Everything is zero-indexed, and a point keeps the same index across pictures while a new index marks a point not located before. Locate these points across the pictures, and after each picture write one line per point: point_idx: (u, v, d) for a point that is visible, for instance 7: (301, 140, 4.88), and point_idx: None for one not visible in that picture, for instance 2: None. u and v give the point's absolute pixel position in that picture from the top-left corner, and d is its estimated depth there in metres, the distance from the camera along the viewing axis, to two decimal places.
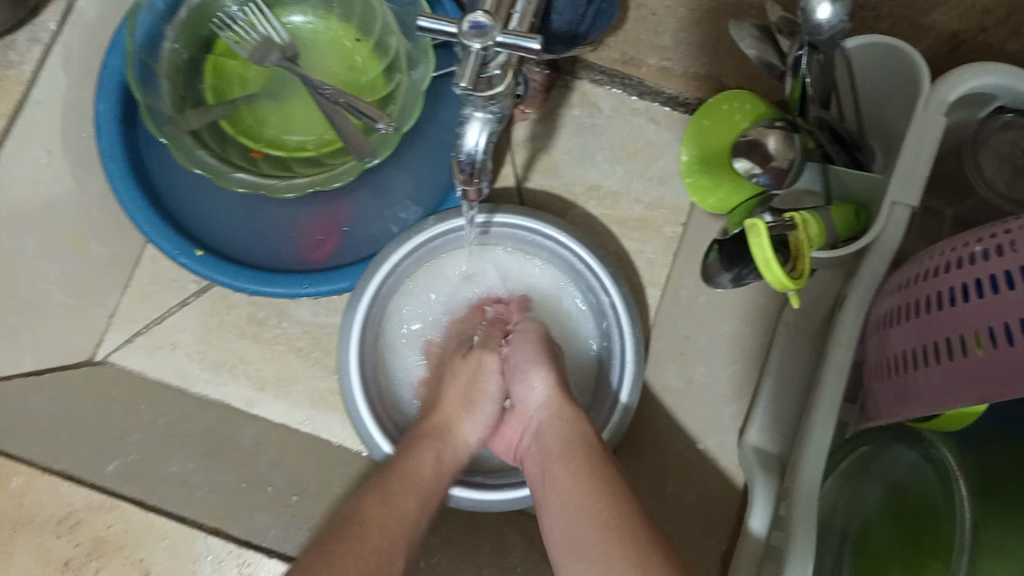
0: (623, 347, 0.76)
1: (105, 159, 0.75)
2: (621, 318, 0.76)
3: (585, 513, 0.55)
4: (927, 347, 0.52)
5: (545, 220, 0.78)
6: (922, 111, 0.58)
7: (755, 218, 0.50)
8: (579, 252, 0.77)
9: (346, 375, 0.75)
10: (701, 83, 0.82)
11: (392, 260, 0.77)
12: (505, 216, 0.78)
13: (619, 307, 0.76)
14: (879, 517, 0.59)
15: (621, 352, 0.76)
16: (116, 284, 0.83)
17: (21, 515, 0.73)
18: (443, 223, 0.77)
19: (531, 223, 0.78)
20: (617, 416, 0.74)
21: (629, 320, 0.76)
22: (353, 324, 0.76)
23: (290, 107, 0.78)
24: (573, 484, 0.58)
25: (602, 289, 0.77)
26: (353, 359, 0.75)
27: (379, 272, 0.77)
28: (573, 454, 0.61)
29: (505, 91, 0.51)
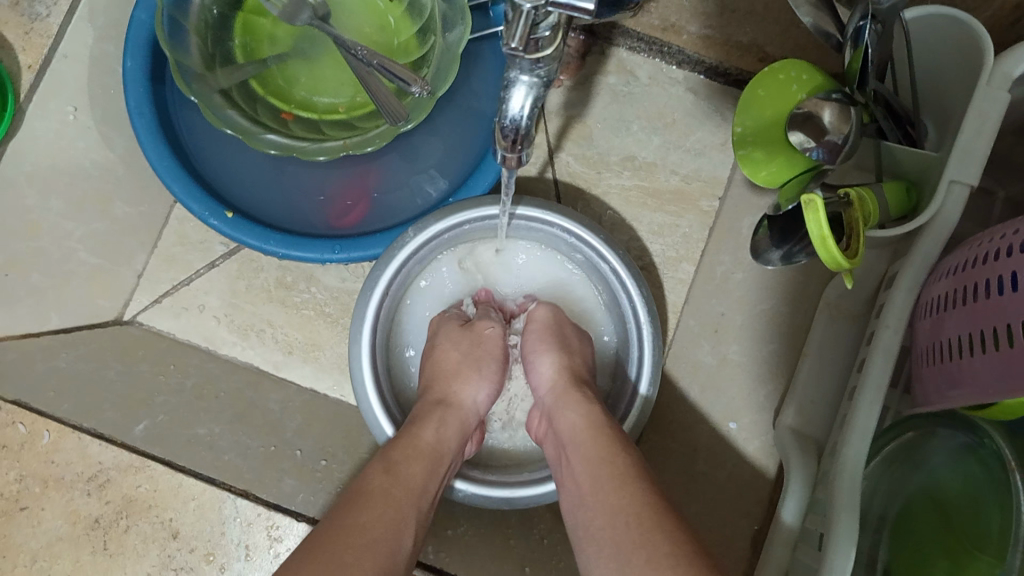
0: (633, 310, 0.74)
1: (133, 115, 0.73)
2: (623, 280, 0.74)
3: (609, 507, 0.53)
4: (984, 333, 0.50)
5: (564, 215, 0.74)
6: (984, 85, 0.55)
7: (811, 194, 0.49)
8: (601, 248, 0.74)
9: (357, 375, 0.72)
10: (743, 52, 0.79)
11: (408, 251, 0.74)
12: (527, 211, 0.75)
13: (636, 298, 0.73)
14: (920, 504, 0.58)
15: (636, 314, 0.73)
16: (143, 245, 0.82)
17: (50, 473, 0.74)
18: (456, 215, 0.74)
19: (549, 218, 0.75)
20: (636, 409, 0.72)
21: (633, 281, 0.73)
22: (364, 321, 0.73)
23: (321, 68, 0.77)
24: (594, 474, 0.56)
25: (601, 257, 0.74)
26: (364, 361, 0.72)
27: (395, 260, 0.73)
28: (588, 439, 0.60)
29: (554, 54, 0.48)
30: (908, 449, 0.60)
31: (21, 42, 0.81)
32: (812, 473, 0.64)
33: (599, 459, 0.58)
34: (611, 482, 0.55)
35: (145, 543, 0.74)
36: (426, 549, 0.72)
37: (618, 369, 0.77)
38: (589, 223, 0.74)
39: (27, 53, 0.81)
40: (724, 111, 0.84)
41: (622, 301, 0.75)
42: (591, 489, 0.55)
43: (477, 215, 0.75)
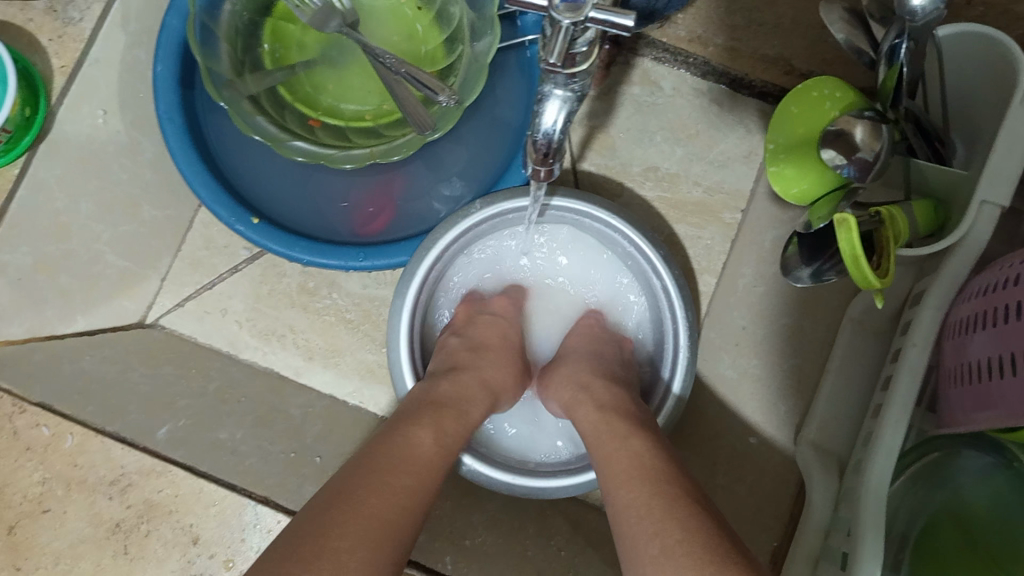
0: (675, 330, 0.74)
1: (163, 121, 0.73)
2: (673, 300, 0.74)
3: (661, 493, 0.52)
4: (1011, 356, 0.50)
5: (621, 218, 0.75)
6: (1016, 105, 0.55)
7: (844, 213, 0.49)
8: (657, 264, 0.74)
9: (393, 341, 0.74)
10: (771, 65, 0.79)
11: (457, 230, 0.75)
12: (590, 208, 0.75)
13: (681, 320, 0.74)
14: (945, 522, 0.58)
15: (676, 337, 0.74)
16: (168, 248, 0.82)
17: (75, 475, 0.74)
18: (510, 201, 0.75)
19: (590, 209, 0.75)
20: (671, 402, 0.73)
21: (681, 303, 0.74)
22: (412, 283, 0.74)
23: (348, 75, 0.77)
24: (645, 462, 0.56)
25: (655, 272, 0.75)
26: (403, 346, 0.74)
27: (447, 235, 0.75)
28: (637, 435, 0.60)
29: (589, 68, 0.48)
30: (931, 468, 0.60)
31: (54, 46, 0.81)
32: (834, 490, 0.65)
33: (642, 452, 0.57)
34: (635, 463, 0.56)
35: (166, 548, 0.74)
36: (445, 559, 0.73)
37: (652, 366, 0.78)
38: (648, 233, 0.74)
39: (59, 57, 0.81)
40: (747, 122, 0.83)
41: (665, 318, 0.75)
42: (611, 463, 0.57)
43: (515, 206, 0.75)
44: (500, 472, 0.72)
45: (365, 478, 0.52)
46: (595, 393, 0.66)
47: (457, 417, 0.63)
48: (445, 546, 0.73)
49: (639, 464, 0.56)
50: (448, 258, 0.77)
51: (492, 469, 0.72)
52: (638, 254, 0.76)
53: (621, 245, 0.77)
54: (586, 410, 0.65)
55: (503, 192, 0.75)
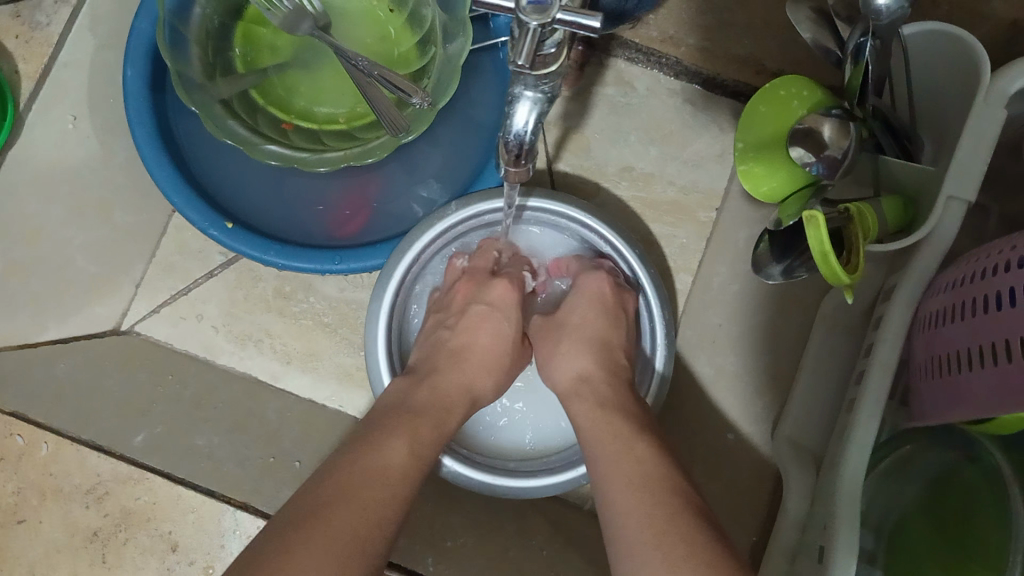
0: (652, 330, 0.75)
1: (132, 125, 0.73)
2: (650, 299, 0.75)
3: (639, 503, 0.54)
4: (980, 348, 0.50)
5: (599, 219, 0.75)
6: (981, 103, 0.56)
7: (813, 210, 0.49)
8: (635, 264, 0.75)
9: (371, 344, 0.74)
10: (742, 64, 0.79)
11: (435, 231, 0.75)
12: (569, 210, 0.75)
13: (657, 319, 0.74)
14: (917, 516, 0.59)
15: (654, 335, 0.75)
16: (142, 253, 0.81)
17: (49, 484, 0.74)
18: (486, 201, 0.75)
19: (567, 209, 0.75)
20: (656, 383, 0.73)
21: (658, 303, 0.74)
22: (389, 285, 0.74)
23: (321, 77, 0.76)
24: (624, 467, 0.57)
25: (632, 272, 0.76)
26: (381, 350, 0.74)
27: (425, 236, 0.75)
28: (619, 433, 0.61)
29: (559, 69, 0.48)
30: (902, 463, 0.61)
31: (22, 51, 0.81)
32: (809, 484, 0.66)
33: (624, 462, 0.58)
34: (623, 470, 0.57)
35: (143, 555, 0.73)
36: (424, 561, 0.73)
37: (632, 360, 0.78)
38: (623, 233, 0.75)
39: (27, 62, 0.81)
40: (720, 122, 0.84)
41: (643, 317, 0.76)
42: (624, 456, 0.58)
43: (491, 207, 0.75)
44: (481, 474, 0.72)
45: (341, 503, 0.51)
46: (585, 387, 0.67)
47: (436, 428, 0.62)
48: (424, 547, 0.74)
49: (627, 470, 0.57)
50: (425, 258, 0.77)
51: (473, 471, 0.72)
52: (616, 255, 0.76)
53: (599, 245, 0.77)
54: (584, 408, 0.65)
55: (479, 193, 0.75)
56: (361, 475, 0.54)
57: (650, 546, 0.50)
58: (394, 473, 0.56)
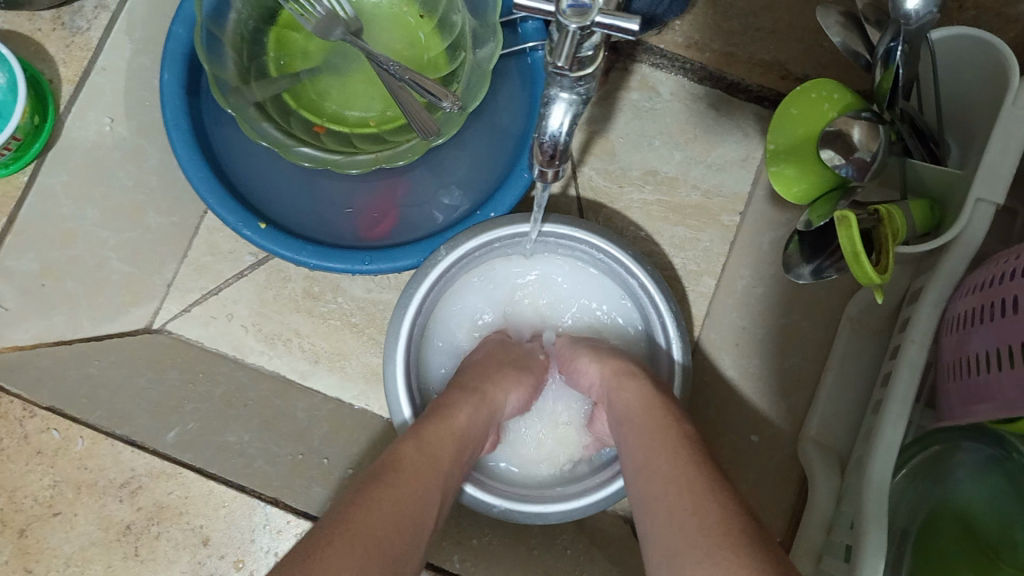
0: (663, 326, 0.76)
1: (170, 128, 0.74)
2: (654, 298, 0.76)
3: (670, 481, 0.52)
4: (1009, 349, 0.51)
5: (592, 232, 0.77)
6: (1008, 107, 0.57)
7: (845, 211, 0.50)
8: (631, 264, 0.76)
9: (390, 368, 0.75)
10: (767, 70, 0.80)
11: (452, 257, 0.77)
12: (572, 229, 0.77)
13: (665, 314, 0.76)
14: (948, 516, 0.59)
15: (665, 331, 0.76)
16: (175, 253, 0.84)
17: (84, 478, 0.72)
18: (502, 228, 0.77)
19: (558, 228, 0.77)
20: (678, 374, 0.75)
21: (661, 297, 0.76)
22: (407, 311, 0.76)
23: (352, 82, 0.78)
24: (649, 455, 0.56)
25: (630, 271, 0.77)
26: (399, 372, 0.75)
27: (443, 262, 0.76)
28: (649, 415, 0.59)
29: (595, 72, 0.49)
30: (932, 463, 0.61)
31: (62, 54, 0.82)
32: (836, 485, 0.66)
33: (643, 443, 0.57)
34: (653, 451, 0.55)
35: (175, 550, 0.72)
36: (452, 559, 0.72)
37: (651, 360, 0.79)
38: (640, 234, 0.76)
39: (67, 65, 0.82)
40: (745, 127, 0.85)
41: (649, 312, 0.77)
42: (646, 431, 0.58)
43: (507, 230, 0.77)
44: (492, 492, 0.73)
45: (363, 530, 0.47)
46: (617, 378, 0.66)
47: (455, 438, 0.60)
48: (452, 545, 0.73)
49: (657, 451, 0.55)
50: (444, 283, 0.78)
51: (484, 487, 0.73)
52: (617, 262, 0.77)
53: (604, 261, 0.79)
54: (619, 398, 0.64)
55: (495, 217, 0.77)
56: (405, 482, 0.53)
57: (678, 529, 0.49)
58: (418, 481, 0.53)
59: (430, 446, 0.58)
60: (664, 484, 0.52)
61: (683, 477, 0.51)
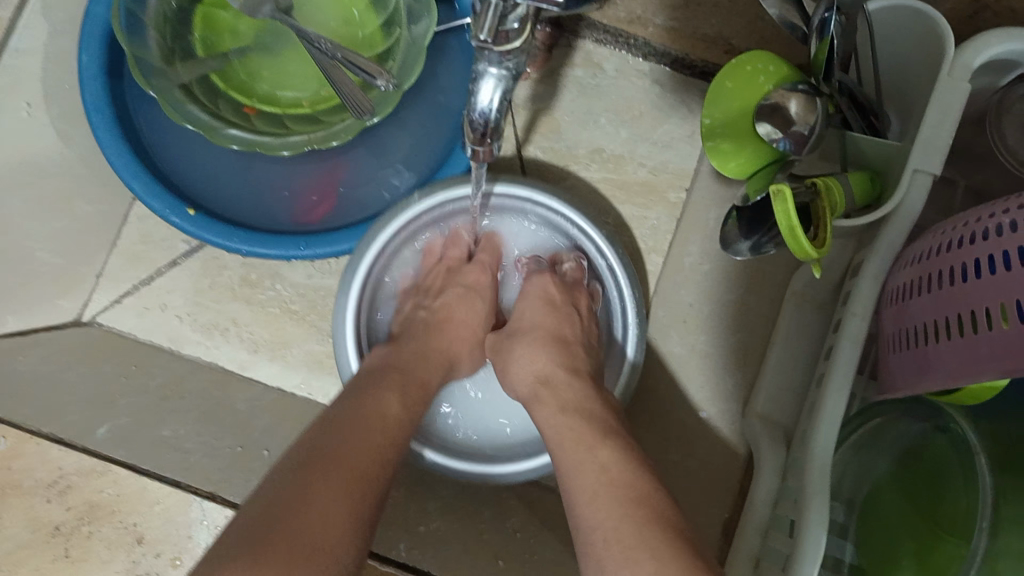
0: (623, 308, 0.75)
1: (90, 113, 0.71)
2: (618, 278, 0.75)
3: (602, 509, 0.52)
4: (948, 319, 0.50)
5: (565, 206, 0.75)
6: (945, 76, 0.56)
7: (779, 184, 0.49)
8: (601, 244, 0.74)
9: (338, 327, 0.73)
10: (710, 44, 0.79)
11: (420, 208, 0.74)
12: (550, 202, 0.75)
13: (626, 297, 0.74)
14: (889, 486, 0.59)
15: (625, 315, 0.74)
16: (102, 245, 0.82)
17: (9, 479, 0.69)
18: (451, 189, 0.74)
19: (532, 196, 0.75)
20: (625, 374, 0.73)
21: (627, 279, 0.74)
22: (373, 243, 0.73)
23: (285, 60, 0.75)
24: (586, 470, 0.56)
25: (599, 252, 0.75)
26: (351, 297, 0.73)
27: (417, 208, 0.74)
28: (575, 426, 0.60)
29: (524, 46, 0.47)
30: (876, 434, 0.62)
31: None
32: (782, 459, 0.66)
33: (586, 452, 0.57)
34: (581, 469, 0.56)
35: (110, 550, 0.69)
36: (398, 547, 0.70)
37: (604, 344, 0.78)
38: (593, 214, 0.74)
39: None
40: (690, 103, 0.84)
41: (612, 294, 0.76)
42: (578, 442, 0.58)
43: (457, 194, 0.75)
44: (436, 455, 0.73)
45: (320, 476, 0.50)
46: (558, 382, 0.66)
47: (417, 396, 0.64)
48: (398, 532, 0.71)
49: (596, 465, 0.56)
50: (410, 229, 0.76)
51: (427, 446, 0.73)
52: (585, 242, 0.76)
53: (571, 237, 0.77)
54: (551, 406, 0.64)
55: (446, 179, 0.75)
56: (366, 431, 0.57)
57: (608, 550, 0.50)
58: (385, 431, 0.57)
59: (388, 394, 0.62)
60: (604, 499, 0.53)
61: (611, 493, 0.53)
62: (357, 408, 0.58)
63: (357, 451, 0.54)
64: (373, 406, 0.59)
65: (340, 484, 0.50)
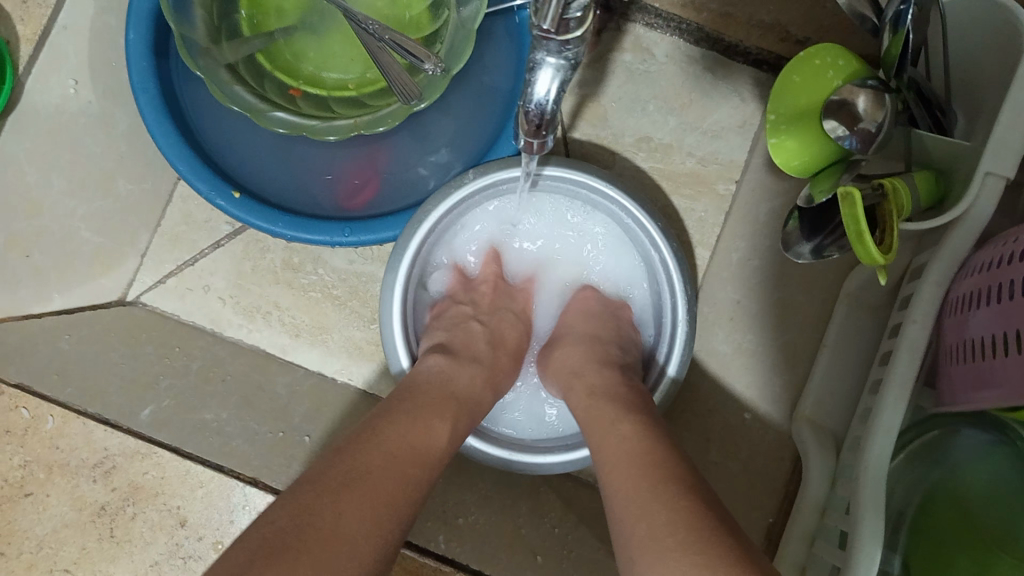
0: (673, 305, 0.73)
1: (137, 92, 0.70)
2: (672, 273, 0.73)
3: (632, 475, 0.52)
4: (1014, 333, 0.48)
5: (622, 197, 0.73)
6: (1023, 75, 0.53)
7: (847, 187, 0.47)
8: (657, 237, 0.73)
9: (385, 314, 0.72)
10: (766, 32, 0.76)
11: (471, 189, 0.73)
12: (612, 192, 0.73)
13: (679, 294, 0.72)
14: (942, 497, 0.58)
15: (674, 312, 0.73)
16: (147, 225, 0.80)
17: (55, 458, 0.72)
18: (503, 171, 0.73)
19: (586, 178, 0.73)
20: (666, 380, 0.72)
21: (679, 275, 0.72)
22: (428, 216, 0.72)
23: (330, 42, 0.73)
24: (619, 441, 0.56)
25: (653, 245, 0.73)
26: (403, 263, 0.72)
27: (475, 183, 0.73)
28: (604, 407, 0.61)
29: (584, 35, 0.45)
30: (932, 445, 0.60)
31: (20, 12, 0.78)
32: (829, 466, 0.65)
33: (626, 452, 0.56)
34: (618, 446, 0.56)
35: (151, 532, 0.72)
36: (437, 539, 0.72)
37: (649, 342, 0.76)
38: (644, 207, 0.73)
39: (26, 24, 0.79)
40: (742, 91, 0.81)
41: (662, 288, 0.74)
42: (604, 453, 0.56)
43: (508, 175, 0.73)
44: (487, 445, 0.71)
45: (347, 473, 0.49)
46: (593, 369, 0.67)
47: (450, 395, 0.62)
48: (437, 526, 0.72)
49: (632, 439, 0.56)
50: (464, 206, 0.75)
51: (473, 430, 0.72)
52: (641, 233, 0.74)
53: (627, 227, 0.75)
54: (582, 385, 0.65)
55: (498, 162, 0.73)
56: (404, 430, 0.55)
57: (649, 525, 0.48)
58: (415, 433, 0.56)
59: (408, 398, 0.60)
60: (641, 484, 0.51)
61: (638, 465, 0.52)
62: (378, 416, 0.56)
63: (386, 450, 0.53)
64: (395, 411, 0.57)
65: (362, 492, 0.49)
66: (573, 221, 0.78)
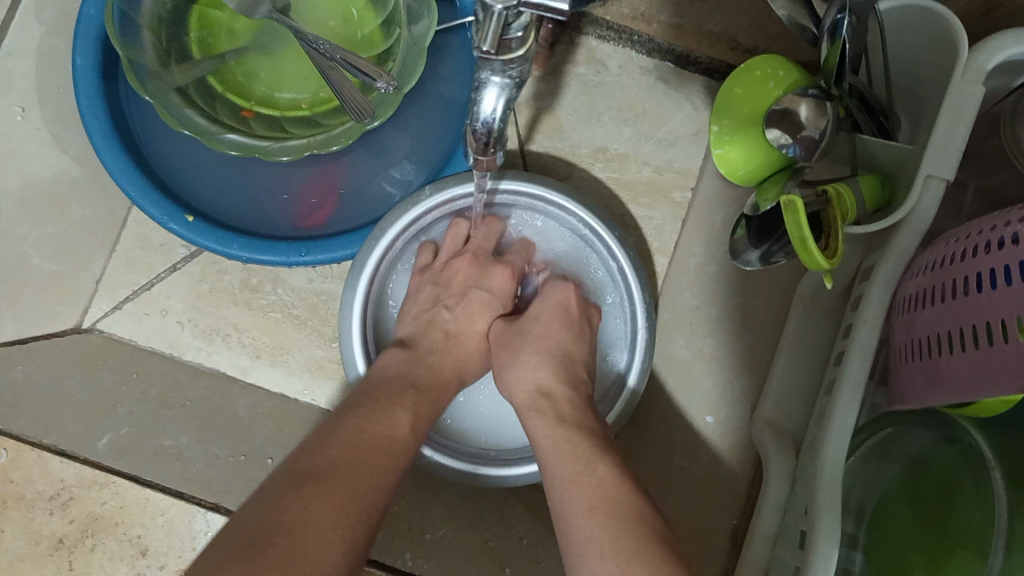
0: (633, 313, 0.74)
1: (85, 116, 0.70)
2: (629, 280, 0.74)
3: (620, 530, 0.50)
4: (961, 331, 0.49)
5: (579, 205, 0.74)
6: (958, 79, 0.55)
7: (791, 195, 0.48)
8: (613, 246, 0.73)
9: (345, 336, 0.72)
10: (715, 41, 0.77)
11: (423, 206, 0.74)
12: (566, 202, 0.74)
13: (637, 301, 0.73)
14: (898, 493, 0.59)
15: (634, 320, 0.73)
16: (102, 247, 0.79)
17: (9, 491, 0.72)
18: (459, 186, 0.74)
19: (543, 191, 0.74)
20: (629, 387, 0.72)
21: (637, 284, 0.73)
22: (386, 231, 0.73)
23: (281, 60, 0.73)
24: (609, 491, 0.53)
25: (610, 254, 0.74)
26: (362, 278, 0.72)
27: (431, 199, 0.74)
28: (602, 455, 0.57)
29: (527, 54, 0.45)
30: (884, 444, 0.61)
31: None
32: (790, 467, 0.65)
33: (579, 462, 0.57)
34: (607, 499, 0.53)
35: (111, 561, 0.72)
36: (403, 556, 0.71)
37: (609, 349, 0.77)
38: (601, 216, 0.73)
39: None
40: (694, 100, 0.82)
41: (620, 294, 0.75)
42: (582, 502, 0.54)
43: (465, 191, 0.74)
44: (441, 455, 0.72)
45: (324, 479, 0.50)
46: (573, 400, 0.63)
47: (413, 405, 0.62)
48: (403, 542, 0.72)
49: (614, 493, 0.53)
50: (422, 222, 0.75)
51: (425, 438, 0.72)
52: (597, 242, 0.75)
53: (585, 237, 0.76)
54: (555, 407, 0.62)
55: (453, 177, 0.74)
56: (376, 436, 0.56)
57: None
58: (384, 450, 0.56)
59: (403, 410, 0.60)
60: (621, 536, 0.50)
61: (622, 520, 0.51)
62: (362, 424, 0.57)
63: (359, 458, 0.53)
64: (363, 421, 0.57)
65: (327, 502, 0.49)
66: (536, 227, 0.78)
